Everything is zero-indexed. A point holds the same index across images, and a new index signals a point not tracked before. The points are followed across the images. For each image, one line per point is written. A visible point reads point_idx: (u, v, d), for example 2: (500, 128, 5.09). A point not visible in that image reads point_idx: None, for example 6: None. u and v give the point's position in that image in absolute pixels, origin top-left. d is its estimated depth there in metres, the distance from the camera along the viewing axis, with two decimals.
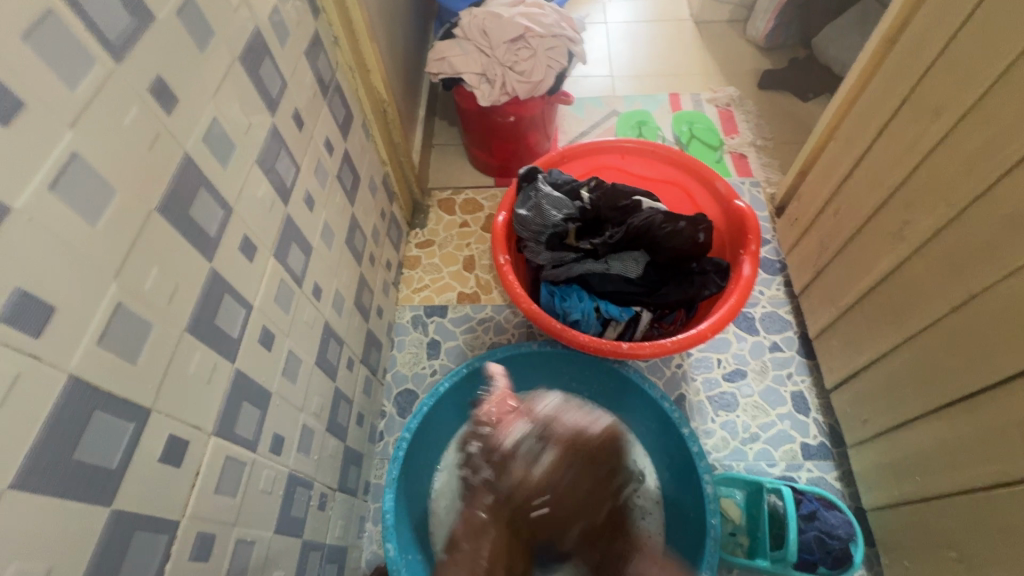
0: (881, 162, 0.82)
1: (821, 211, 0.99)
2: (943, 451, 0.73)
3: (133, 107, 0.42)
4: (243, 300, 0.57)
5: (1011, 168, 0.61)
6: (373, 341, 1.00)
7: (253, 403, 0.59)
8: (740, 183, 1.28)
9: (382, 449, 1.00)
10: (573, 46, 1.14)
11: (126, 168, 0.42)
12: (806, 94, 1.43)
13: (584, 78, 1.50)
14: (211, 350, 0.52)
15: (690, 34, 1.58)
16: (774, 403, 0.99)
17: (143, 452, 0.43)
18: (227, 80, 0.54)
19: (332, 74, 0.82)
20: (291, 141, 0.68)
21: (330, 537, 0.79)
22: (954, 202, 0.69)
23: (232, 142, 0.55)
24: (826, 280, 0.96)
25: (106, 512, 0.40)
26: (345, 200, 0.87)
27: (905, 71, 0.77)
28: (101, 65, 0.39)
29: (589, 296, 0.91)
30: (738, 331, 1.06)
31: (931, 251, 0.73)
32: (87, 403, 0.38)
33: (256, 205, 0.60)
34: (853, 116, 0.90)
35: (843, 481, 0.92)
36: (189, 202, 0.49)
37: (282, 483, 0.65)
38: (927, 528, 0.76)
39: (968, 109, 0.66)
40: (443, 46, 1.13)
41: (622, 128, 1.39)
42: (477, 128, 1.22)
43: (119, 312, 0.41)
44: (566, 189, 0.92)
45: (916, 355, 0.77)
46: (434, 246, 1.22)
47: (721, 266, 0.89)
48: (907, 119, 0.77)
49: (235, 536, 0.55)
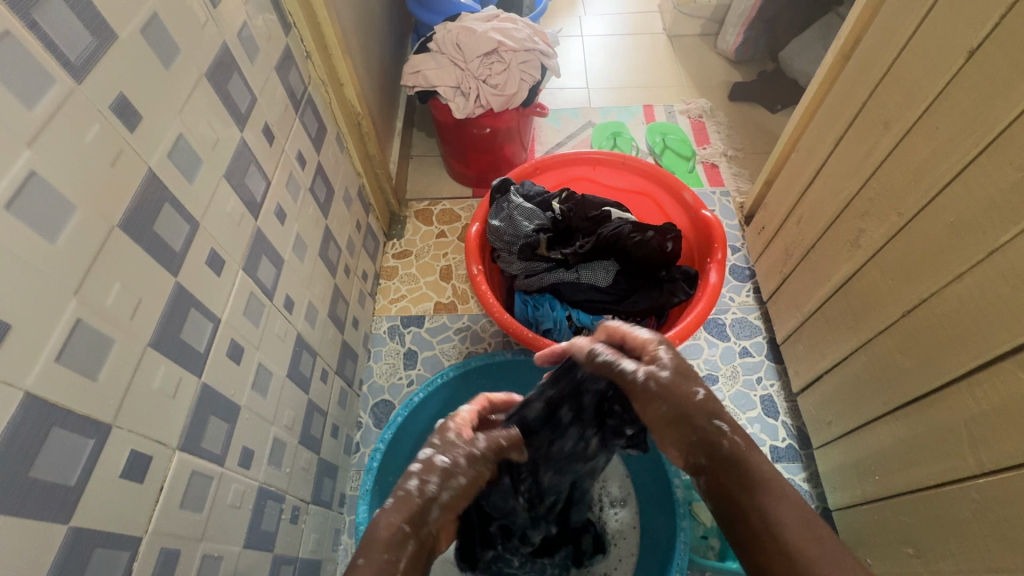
0: (838, 173, 0.85)
1: (785, 219, 1.02)
2: (901, 451, 0.76)
3: (94, 125, 0.42)
4: (209, 313, 0.57)
5: (952, 179, 0.65)
6: (349, 352, 1.00)
7: (220, 416, 0.59)
8: (711, 192, 1.32)
9: (358, 461, 1.00)
10: (546, 59, 1.16)
11: (86, 184, 0.42)
12: (775, 106, 1.47)
13: (559, 90, 1.53)
14: (176, 364, 0.52)
15: (663, 47, 1.62)
16: (744, 407, 1.01)
17: (103, 468, 0.43)
18: (192, 96, 0.54)
19: (305, 88, 0.83)
20: (261, 155, 0.69)
21: (303, 551, 0.78)
22: (903, 212, 0.72)
23: (198, 157, 0.56)
24: (790, 286, 1.00)
25: (64, 529, 0.40)
26: (318, 212, 0.87)
27: (857, 86, 0.81)
28: (60, 83, 0.40)
29: (561, 305, 0.93)
30: (709, 337, 1.08)
31: (884, 258, 0.76)
32: (44, 420, 0.38)
33: (223, 218, 0.60)
34: (813, 129, 0.93)
35: (811, 482, 0.95)
36: (153, 217, 0.49)
37: (251, 497, 0.65)
38: (886, 526, 0.79)
39: (914, 123, 0.70)
40: (418, 60, 1.15)
41: (597, 139, 1.42)
42: (453, 140, 1.23)
43: (79, 329, 0.41)
44: (537, 201, 0.94)
45: (873, 358, 0.80)
46: (411, 256, 1.23)
47: (688, 274, 0.91)
48: (860, 132, 0.80)
49: (202, 551, 0.55)
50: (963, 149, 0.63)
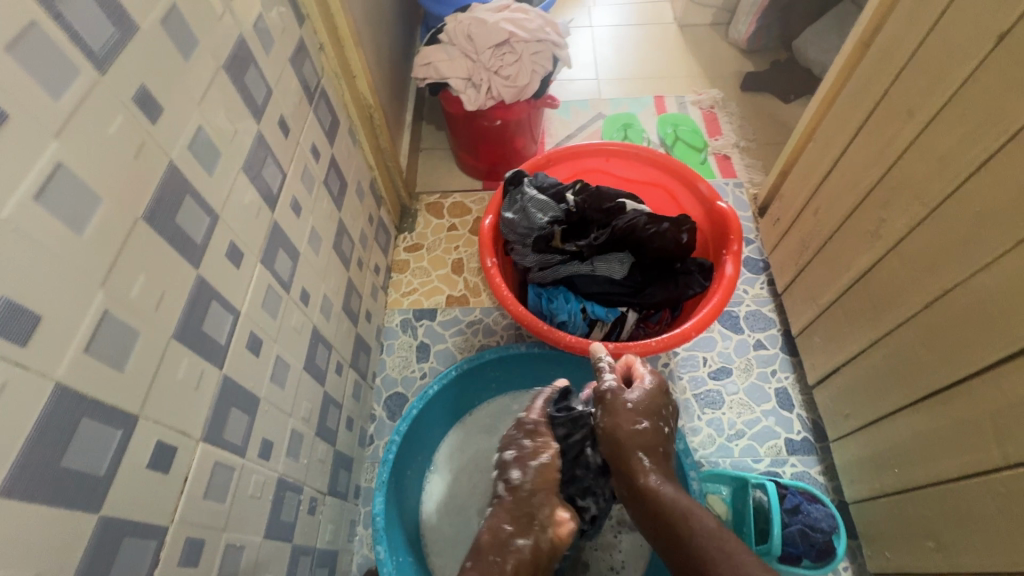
0: (857, 164, 0.84)
1: (802, 210, 1.01)
2: (922, 443, 0.75)
3: (117, 116, 0.42)
4: (230, 305, 0.58)
5: (979, 168, 0.64)
6: (363, 345, 1.01)
7: (241, 408, 0.59)
8: (724, 184, 1.31)
9: (372, 453, 1.00)
10: (558, 50, 1.15)
11: (108, 175, 0.42)
12: (788, 96, 1.45)
13: (569, 82, 1.52)
14: (198, 356, 0.52)
15: (673, 37, 1.60)
16: (758, 400, 1.01)
17: (131, 459, 0.43)
18: (211, 89, 0.54)
19: (318, 80, 0.83)
20: (277, 148, 0.69)
21: (320, 541, 0.79)
22: (926, 201, 0.71)
23: (217, 149, 0.56)
24: (807, 278, 0.98)
25: (95, 518, 0.40)
26: (332, 205, 0.87)
27: (879, 74, 0.79)
28: (85, 75, 0.39)
29: (575, 297, 0.92)
30: (723, 330, 1.08)
31: (905, 249, 0.75)
32: (73, 411, 0.38)
33: (242, 211, 0.60)
34: (831, 119, 0.92)
35: (826, 475, 0.94)
36: (175, 209, 0.49)
37: (270, 488, 0.65)
38: (905, 519, 0.79)
39: (939, 111, 0.68)
40: (429, 52, 1.14)
41: (608, 131, 1.41)
42: (464, 132, 1.22)
43: (106, 320, 0.41)
44: (552, 192, 0.93)
45: (893, 350, 0.79)
46: (423, 249, 1.23)
47: (704, 266, 0.91)
48: (881, 122, 0.79)
49: (225, 541, 0.55)
50: (991, 139, 0.62)
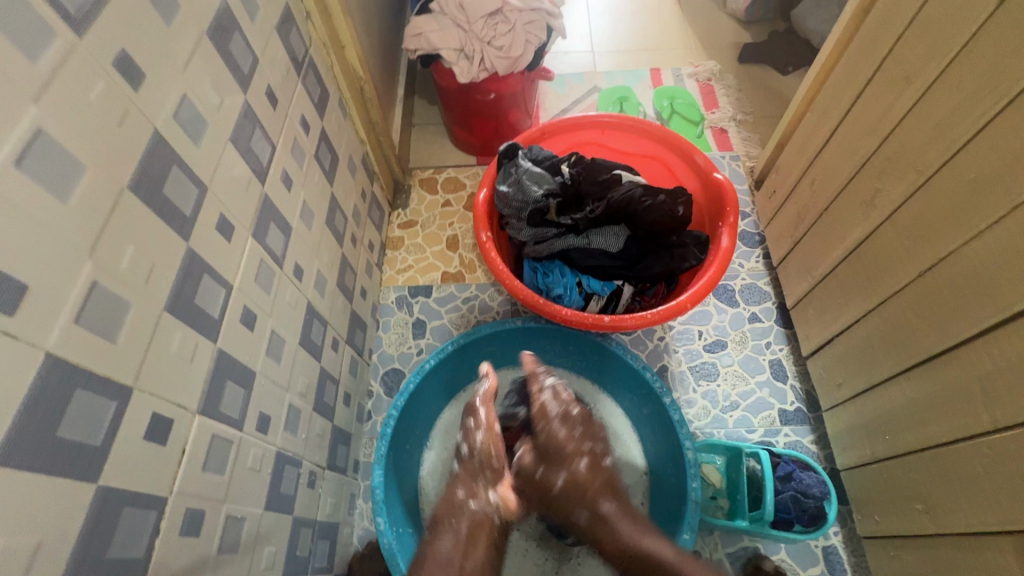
0: (855, 133, 0.83)
1: (798, 182, 1.00)
2: (911, 410, 0.76)
3: (99, 82, 0.41)
4: (222, 280, 0.57)
5: (976, 134, 0.63)
6: (358, 322, 1.00)
7: (237, 382, 0.59)
8: (721, 157, 1.29)
9: (371, 428, 1.01)
10: (552, 19, 1.12)
11: (92, 143, 0.41)
12: (786, 67, 1.43)
13: (564, 54, 1.49)
14: (192, 330, 0.52)
15: (670, 7, 1.56)
16: (753, 371, 1.02)
17: (127, 430, 0.43)
18: (195, 56, 0.53)
19: (306, 51, 0.80)
20: (265, 120, 0.67)
21: (321, 514, 0.80)
22: (922, 169, 0.71)
23: (203, 120, 0.54)
24: (802, 250, 0.99)
25: (93, 488, 0.40)
26: (324, 180, 0.86)
27: (877, 41, 0.78)
28: (62, 38, 0.38)
29: (571, 271, 0.92)
30: (718, 303, 1.08)
31: (902, 218, 0.75)
32: (67, 381, 0.38)
33: (231, 184, 0.59)
34: (830, 88, 0.90)
35: (818, 444, 0.96)
36: (162, 180, 0.48)
37: (270, 461, 0.66)
38: (894, 484, 0.80)
39: (938, 77, 0.67)
40: (420, 22, 1.11)
41: (603, 105, 1.38)
42: (456, 105, 1.20)
43: (95, 291, 0.41)
44: (546, 165, 0.92)
45: (886, 320, 0.80)
46: (417, 226, 1.22)
47: (699, 238, 0.90)
48: (878, 89, 0.78)
49: (225, 512, 0.56)
50: (989, 104, 0.61)
